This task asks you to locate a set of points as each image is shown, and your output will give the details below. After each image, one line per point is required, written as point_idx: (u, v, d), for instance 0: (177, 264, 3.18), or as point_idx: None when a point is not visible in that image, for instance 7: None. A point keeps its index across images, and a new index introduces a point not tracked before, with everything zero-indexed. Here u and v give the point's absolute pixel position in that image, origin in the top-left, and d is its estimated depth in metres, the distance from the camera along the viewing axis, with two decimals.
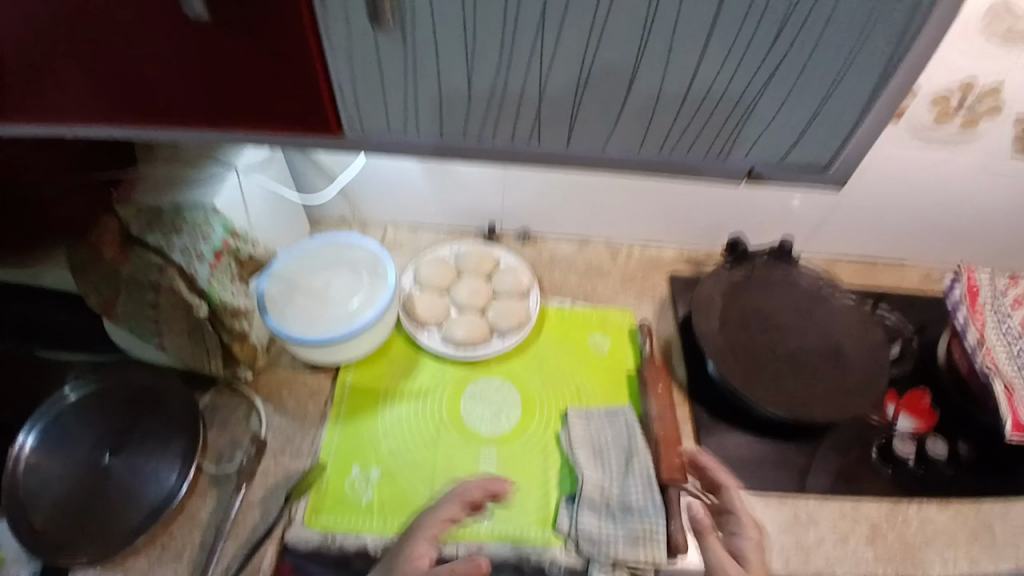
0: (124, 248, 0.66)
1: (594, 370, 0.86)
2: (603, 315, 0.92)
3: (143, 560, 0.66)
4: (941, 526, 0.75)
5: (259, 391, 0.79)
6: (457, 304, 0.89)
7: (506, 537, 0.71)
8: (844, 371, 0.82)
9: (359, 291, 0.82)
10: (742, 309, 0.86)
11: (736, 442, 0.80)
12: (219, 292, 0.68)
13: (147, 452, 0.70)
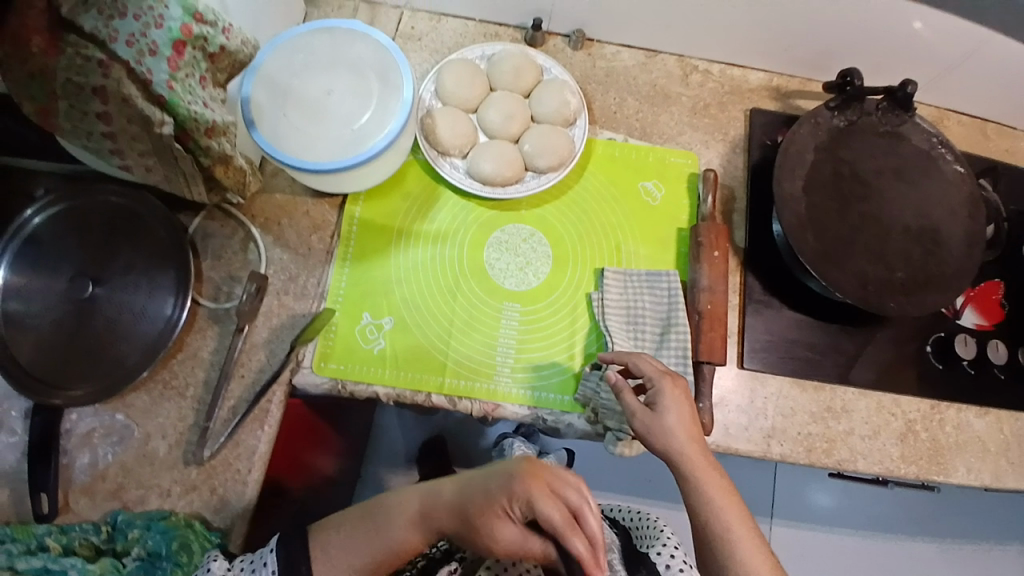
0: (54, 36, 0.46)
1: (638, 224, 0.75)
2: (661, 157, 0.76)
3: (148, 394, 0.67)
4: (977, 432, 0.75)
5: (255, 219, 0.72)
6: (487, 130, 0.74)
7: (521, 399, 0.68)
8: (936, 260, 0.68)
9: (366, 104, 0.65)
10: (850, 170, 0.70)
11: (786, 323, 0.72)
12: (182, 102, 0.51)
13: (131, 286, 0.65)
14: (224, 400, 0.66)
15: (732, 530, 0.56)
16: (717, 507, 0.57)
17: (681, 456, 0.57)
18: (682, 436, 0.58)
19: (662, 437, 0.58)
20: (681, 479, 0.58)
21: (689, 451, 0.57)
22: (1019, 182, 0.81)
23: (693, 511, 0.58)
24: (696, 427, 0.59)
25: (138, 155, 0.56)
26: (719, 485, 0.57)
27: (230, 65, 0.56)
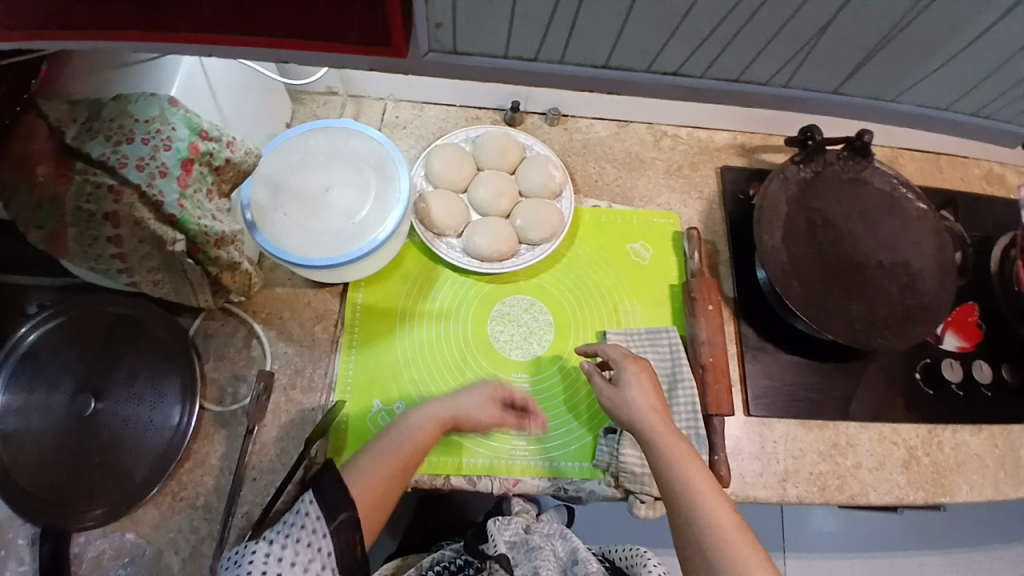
0: (63, 164, 0.50)
1: (632, 285, 0.78)
2: (644, 219, 0.80)
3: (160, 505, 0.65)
4: (972, 449, 0.78)
5: (256, 315, 0.72)
6: (478, 208, 0.77)
7: (541, 471, 0.69)
8: (912, 293, 0.73)
9: (366, 197, 0.67)
10: (822, 217, 0.74)
11: (784, 367, 0.75)
12: (193, 218, 0.53)
13: (137, 396, 0.64)
14: (238, 505, 0.66)
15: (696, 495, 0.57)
16: (675, 461, 0.59)
17: (643, 423, 0.62)
18: (647, 406, 0.63)
19: (626, 408, 0.63)
20: (648, 450, 0.61)
21: (650, 415, 0.62)
22: (972, 211, 0.87)
23: (662, 483, 0.59)
24: (659, 402, 0.64)
25: (148, 271, 0.56)
26: (683, 448, 0.60)
27: (235, 176, 0.57)
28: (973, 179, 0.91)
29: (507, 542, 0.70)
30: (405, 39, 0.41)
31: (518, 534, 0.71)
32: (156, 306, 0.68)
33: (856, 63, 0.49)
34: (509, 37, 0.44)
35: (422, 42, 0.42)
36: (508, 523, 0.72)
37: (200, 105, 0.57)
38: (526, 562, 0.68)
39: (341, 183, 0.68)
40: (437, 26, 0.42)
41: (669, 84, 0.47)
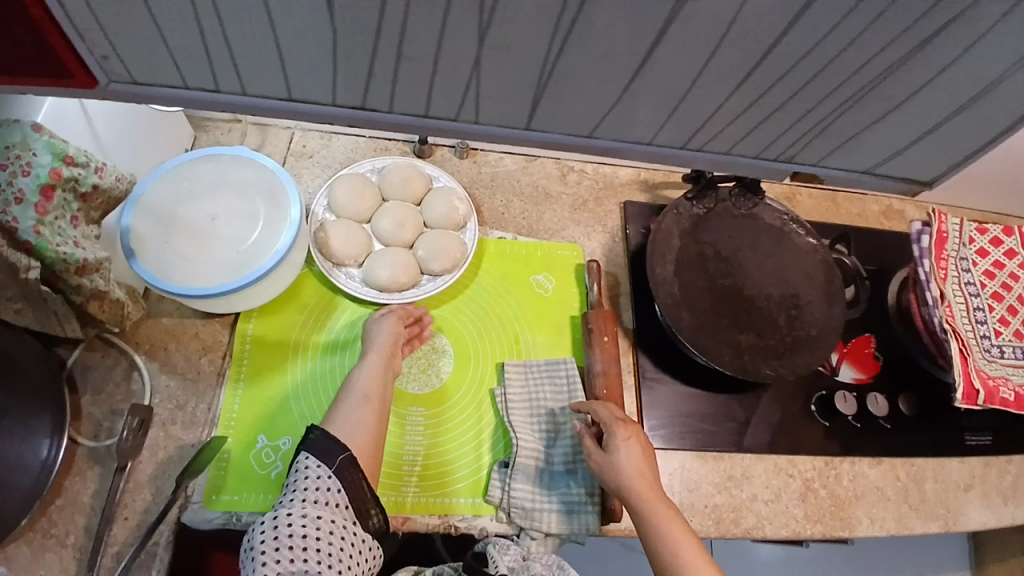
0: None
1: (534, 316, 0.78)
2: (548, 251, 0.81)
3: (18, 551, 0.62)
4: (871, 481, 0.79)
5: (139, 347, 0.70)
6: (380, 237, 0.76)
7: (432, 508, 0.68)
8: (802, 325, 0.75)
9: (254, 225, 0.67)
10: (714, 251, 0.76)
11: (681, 399, 0.76)
12: (51, 245, 0.51)
13: (5, 434, 0.60)
14: (106, 546, 0.62)
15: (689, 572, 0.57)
16: (671, 538, 0.59)
17: (631, 492, 0.61)
18: (636, 476, 0.62)
19: (613, 473, 0.63)
20: (641, 523, 0.61)
21: (640, 487, 0.61)
22: (867, 247, 0.91)
23: (658, 558, 0.59)
24: (648, 468, 0.63)
25: (5, 300, 0.54)
26: (669, 516, 0.60)
27: (105, 203, 0.57)
28: (871, 215, 0.95)
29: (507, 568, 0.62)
30: (85, 69, 0.37)
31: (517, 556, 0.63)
32: (31, 338, 0.66)
33: (613, 99, 0.39)
34: (180, 72, 0.37)
35: (96, 69, 0.38)
36: (507, 547, 0.64)
37: (72, 134, 0.57)
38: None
39: (229, 212, 0.67)
40: (103, 57, 0.37)
41: (402, 119, 0.40)
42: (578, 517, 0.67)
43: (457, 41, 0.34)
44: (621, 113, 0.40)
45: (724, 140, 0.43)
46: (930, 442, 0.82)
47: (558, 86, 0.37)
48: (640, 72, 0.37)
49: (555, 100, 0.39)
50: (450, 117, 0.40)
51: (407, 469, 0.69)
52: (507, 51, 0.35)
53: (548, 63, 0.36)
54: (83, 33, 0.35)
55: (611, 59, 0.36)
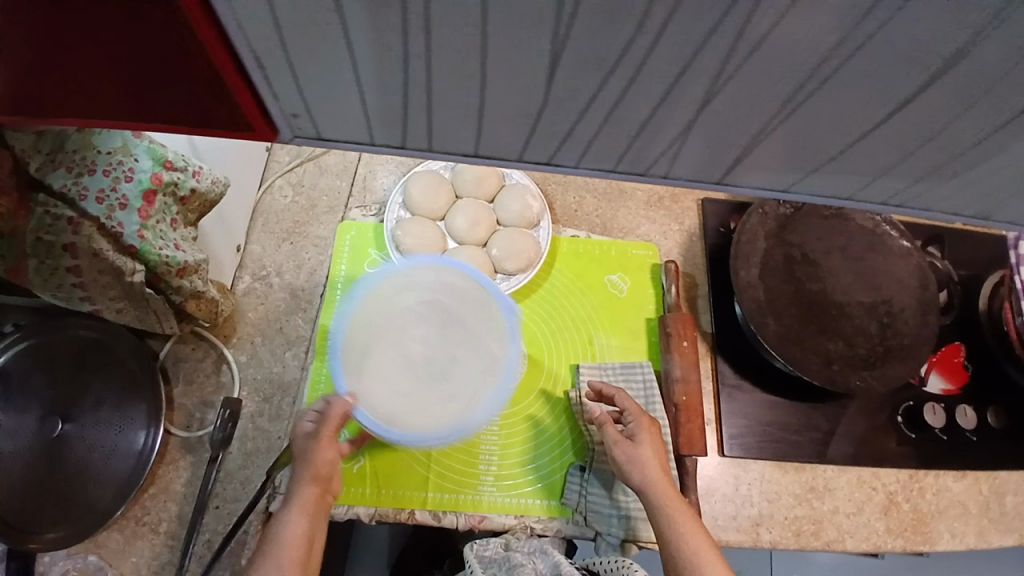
0: (23, 198, 0.48)
1: (608, 317, 0.77)
2: (623, 250, 0.80)
3: (120, 534, 0.65)
4: (956, 495, 0.76)
5: (228, 341, 0.72)
6: (455, 236, 0.76)
7: (508, 508, 0.68)
8: (894, 333, 0.71)
9: (488, 342, 0.63)
10: (801, 254, 0.73)
11: (760, 407, 0.73)
12: (154, 249, 0.53)
13: (104, 422, 0.65)
14: (199, 534, 0.65)
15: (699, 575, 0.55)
16: (683, 532, 0.57)
17: (649, 485, 0.60)
18: (655, 470, 0.60)
19: (636, 465, 0.61)
20: (658, 520, 0.58)
21: (658, 481, 0.60)
22: (962, 248, 0.85)
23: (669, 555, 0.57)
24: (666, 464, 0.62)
25: (110, 299, 0.56)
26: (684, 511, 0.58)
27: (201, 205, 0.58)
28: None
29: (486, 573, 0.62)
30: (266, 123, 0.32)
31: (494, 559, 0.63)
32: (127, 332, 0.68)
33: (815, 165, 0.33)
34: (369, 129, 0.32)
35: (285, 129, 0.32)
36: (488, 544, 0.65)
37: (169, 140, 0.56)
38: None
39: None
40: (293, 115, 0.31)
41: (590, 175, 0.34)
42: None
43: (596, 43, 0.25)
44: (830, 119, 0.29)
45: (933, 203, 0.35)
46: (1014, 456, 0.77)
47: (729, 140, 0.31)
48: (775, 136, 0.30)
49: (709, 160, 0.33)
50: (609, 169, 0.34)
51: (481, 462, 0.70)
52: (586, 88, 0.28)
53: (713, 121, 0.29)
54: (274, 89, 0.29)
55: (808, 87, 0.27)
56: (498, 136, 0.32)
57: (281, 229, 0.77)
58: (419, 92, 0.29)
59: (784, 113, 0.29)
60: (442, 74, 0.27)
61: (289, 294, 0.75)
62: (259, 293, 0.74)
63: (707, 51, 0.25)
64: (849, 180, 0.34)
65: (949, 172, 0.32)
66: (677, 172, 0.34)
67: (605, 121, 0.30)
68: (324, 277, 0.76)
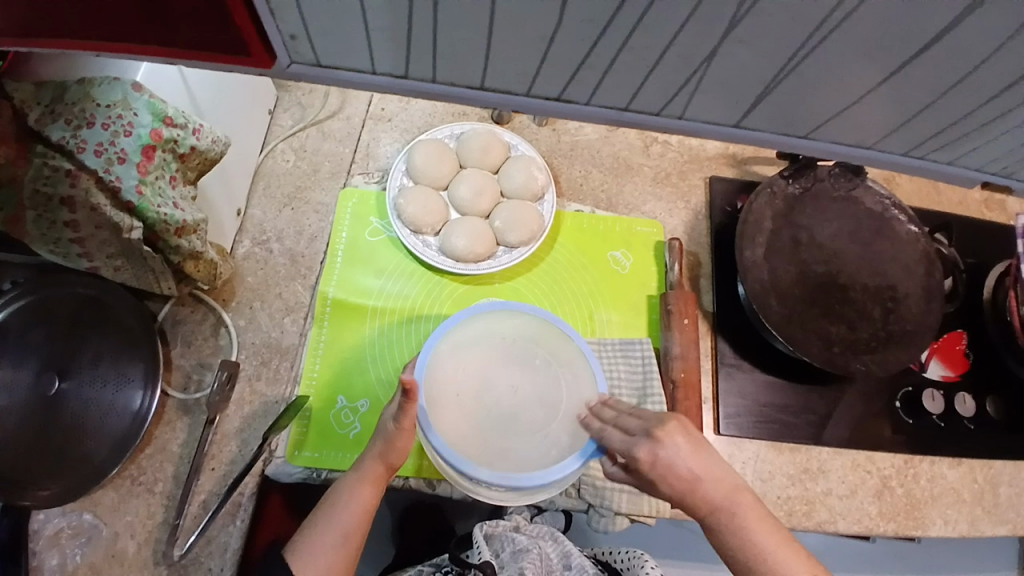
0: (23, 146, 0.48)
1: (609, 292, 0.77)
2: (628, 226, 0.79)
3: (116, 490, 0.66)
4: (949, 483, 0.76)
5: (226, 303, 0.72)
6: (457, 206, 0.75)
7: None
8: (896, 318, 0.70)
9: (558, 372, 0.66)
10: (808, 235, 0.72)
11: (758, 388, 0.73)
12: (151, 206, 0.52)
13: (102, 379, 0.65)
14: (194, 494, 0.66)
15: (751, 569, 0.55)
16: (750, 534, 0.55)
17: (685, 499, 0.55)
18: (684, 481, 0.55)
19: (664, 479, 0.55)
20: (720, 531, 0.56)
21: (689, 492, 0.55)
22: (970, 237, 0.84)
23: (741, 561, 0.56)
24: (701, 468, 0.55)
25: (108, 256, 0.56)
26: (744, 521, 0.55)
27: (201, 163, 0.57)
28: (974, 203, 0.87)
29: (491, 552, 0.63)
30: (265, 47, 0.37)
31: (500, 537, 0.64)
32: (126, 292, 0.68)
33: (754, 95, 0.39)
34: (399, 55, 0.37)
35: (284, 54, 0.37)
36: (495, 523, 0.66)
37: (168, 93, 0.55)
38: (510, 566, 0.60)
39: None
40: (292, 37, 0.36)
41: (604, 112, 0.41)
42: (648, 498, 0.68)
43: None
44: (748, 52, 0.35)
45: (845, 129, 0.42)
46: (1010, 447, 0.77)
47: (674, 66, 0.36)
48: (711, 64, 0.36)
49: (652, 88, 0.38)
50: (558, 97, 0.40)
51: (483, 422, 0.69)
52: (540, 19, 0.33)
53: (648, 50, 0.35)
54: (276, 11, 0.34)
55: (735, 18, 0.32)
56: (464, 62, 0.37)
57: (282, 194, 0.76)
58: (394, 19, 0.34)
59: (718, 42, 0.34)
60: (424, 8, 0.33)
61: (289, 260, 0.75)
62: (259, 258, 0.74)
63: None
64: (778, 106, 0.39)
65: (848, 96, 0.38)
66: (638, 102, 0.40)
67: (551, 48, 0.35)
68: (325, 244, 0.76)
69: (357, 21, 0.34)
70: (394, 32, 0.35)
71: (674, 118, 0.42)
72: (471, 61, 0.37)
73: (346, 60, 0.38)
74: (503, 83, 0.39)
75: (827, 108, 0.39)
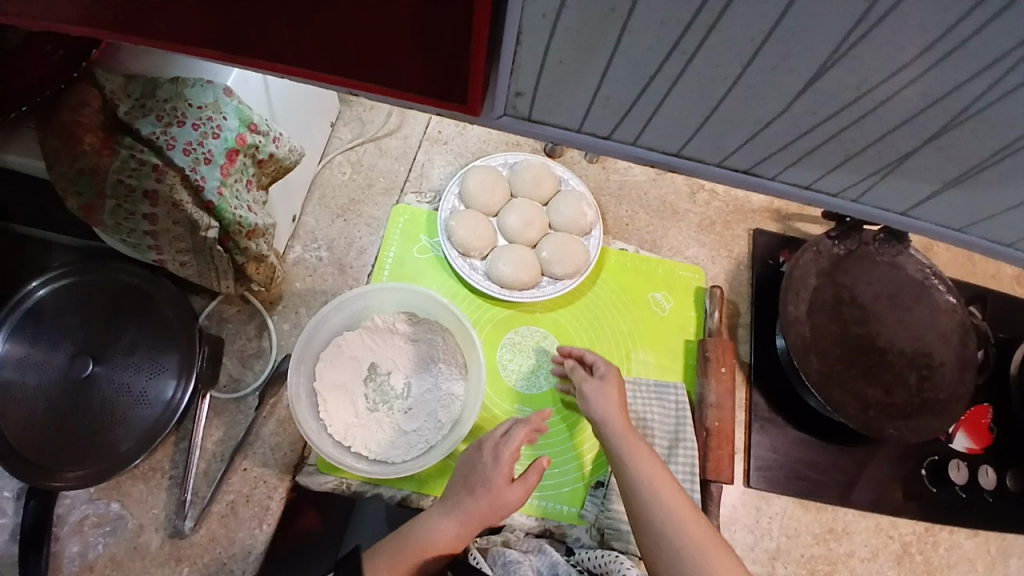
0: (109, 136, 0.50)
1: (648, 333, 0.78)
2: (670, 269, 0.80)
3: (144, 483, 0.66)
4: (967, 552, 0.76)
5: (271, 307, 0.73)
6: (506, 233, 0.76)
7: (531, 509, 0.69)
8: (931, 386, 0.71)
9: (440, 347, 0.69)
10: (849, 296, 0.73)
11: (789, 443, 0.74)
12: (229, 207, 0.53)
13: (135, 366, 0.65)
14: (223, 493, 0.66)
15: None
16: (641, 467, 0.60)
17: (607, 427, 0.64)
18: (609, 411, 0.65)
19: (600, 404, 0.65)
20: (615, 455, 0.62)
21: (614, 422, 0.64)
22: (1003, 311, 0.84)
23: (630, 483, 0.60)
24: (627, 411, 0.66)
25: (176, 251, 0.57)
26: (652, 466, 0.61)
27: (275, 169, 0.59)
28: (1006, 278, 0.88)
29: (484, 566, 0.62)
30: (483, 93, 0.34)
31: (492, 551, 0.63)
32: (170, 285, 0.68)
33: (927, 192, 0.37)
34: (583, 115, 0.35)
35: (499, 105, 0.35)
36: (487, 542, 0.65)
37: (255, 103, 0.56)
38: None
39: None
40: (515, 94, 0.34)
41: (785, 189, 0.39)
42: None
43: (778, 64, 0.29)
44: (956, 147, 0.32)
45: (1000, 229, 0.39)
46: None
47: (872, 158, 0.35)
48: (907, 162, 0.34)
49: (843, 173, 0.37)
50: (746, 169, 0.38)
51: (379, 397, 0.67)
52: (763, 97, 0.31)
53: (853, 140, 0.33)
54: (514, 71, 0.32)
55: (947, 125, 0.31)
56: (670, 126, 0.35)
57: (336, 205, 0.78)
58: (618, 86, 0.32)
59: (921, 143, 0.32)
60: (616, 66, 0.30)
61: (337, 270, 0.76)
62: (308, 265, 0.75)
63: (867, 87, 0.29)
64: (955, 208, 0.37)
65: (988, 210, 0.37)
66: (822, 184, 0.38)
67: (760, 130, 0.34)
68: (373, 258, 0.77)
69: (584, 81, 0.32)
70: (595, 93, 0.33)
71: (848, 202, 0.40)
72: (675, 130, 0.35)
73: (552, 115, 0.36)
74: (698, 152, 0.37)
75: (977, 209, 0.37)
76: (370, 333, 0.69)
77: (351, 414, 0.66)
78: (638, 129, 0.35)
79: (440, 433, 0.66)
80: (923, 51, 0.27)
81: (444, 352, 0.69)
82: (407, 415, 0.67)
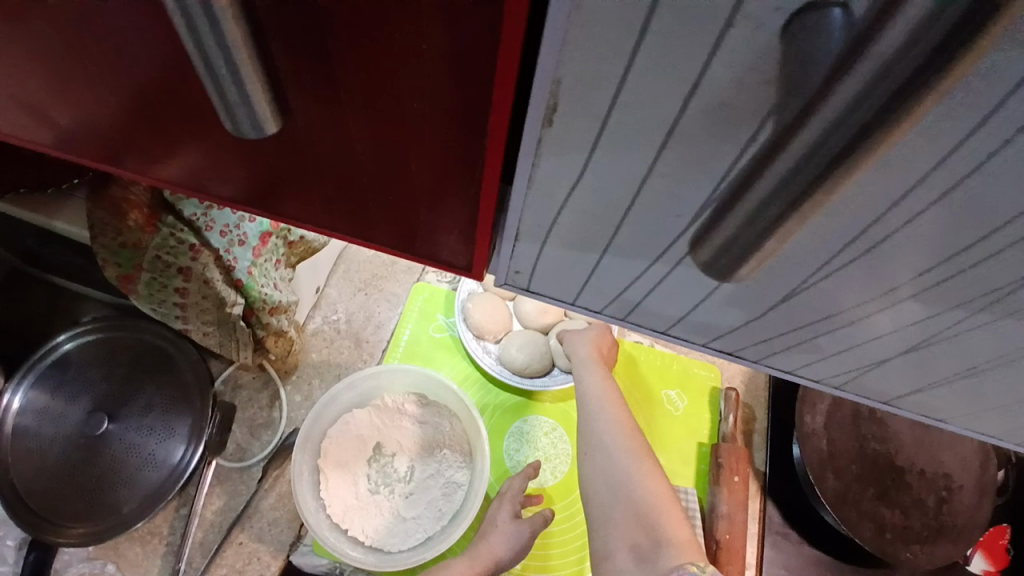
0: (154, 214, 0.51)
1: (659, 430, 0.77)
2: (685, 366, 0.80)
3: (141, 547, 0.66)
4: None
5: (287, 377, 0.75)
6: (522, 318, 0.77)
7: None
8: (950, 510, 0.68)
9: (445, 433, 0.69)
10: (867, 411, 0.71)
11: (801, 559, 0.70)
12: (256, 285, 0.56)
13: (147, 429, 0.66)
14: (216, 565, 0.65)
15: (626, 500, 0.50)
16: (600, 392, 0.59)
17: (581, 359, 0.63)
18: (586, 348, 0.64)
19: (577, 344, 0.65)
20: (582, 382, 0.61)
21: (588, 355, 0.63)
22: None
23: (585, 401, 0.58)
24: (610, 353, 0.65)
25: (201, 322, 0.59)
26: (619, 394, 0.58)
27: (304, 250, 0.62)
28: None
29: None
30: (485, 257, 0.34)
31: None
32: (192, 348, 0.70)
33: (917, 385, 0.33)
34: (578, 293, 0.34)
35: (497, 273, 0.35)
36: None
37: None
38: None
39: None
40: (515, 272, 0.34)
41: (768, 370, 0.38)
42: None
43: (756, 285, 0.28)
44: (927, 359, 0.30)
45: (982, 423, 0.35)
46: None
47: (841, 361, 0.33)
48: (881, 367, 0.33)
49: (821, 366, 0.35)
50: (730, 352, 0.37)
51: (382, 477, 0.67)
52: (782, 277, 0.27)
53: (833, 344, 0.32)
54: (519, 239, 0.30)
55: (928, 339, 0.28)
56: (660, 308, 0.34)
57: (359, 279, 0.80)
58: (608, 278, 0.32)
59: (898, 352, 0.30)
60: (612, 262, 0.30)
61: (354, 343, 0.77)
62: (326, 336, 0.77)
63: (844, 305, 0.28)
64: (933, 408, 0.35)
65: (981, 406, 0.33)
66: (805, 370, 0.36)
67: (740, 327, 0.33)
68: (389, 334, 0.78)
69: (579, 273, 0.32)
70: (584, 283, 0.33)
71: (829, 386, 0.37)
72: (663, 304, 0.33)
73: (553, 289, 0.35)
74: (685, 334, 0.36)
75: (975, 398, 0.32)
76: (379, 412, 0.69)
77: (352, 496, 0.66)
78: (631, 310, 0.35)
79: (440, 522, 0.65)
80: (919, 289, 0.25)
81: (449, 439, 0.68)
82: (406, 500, 0.66)
